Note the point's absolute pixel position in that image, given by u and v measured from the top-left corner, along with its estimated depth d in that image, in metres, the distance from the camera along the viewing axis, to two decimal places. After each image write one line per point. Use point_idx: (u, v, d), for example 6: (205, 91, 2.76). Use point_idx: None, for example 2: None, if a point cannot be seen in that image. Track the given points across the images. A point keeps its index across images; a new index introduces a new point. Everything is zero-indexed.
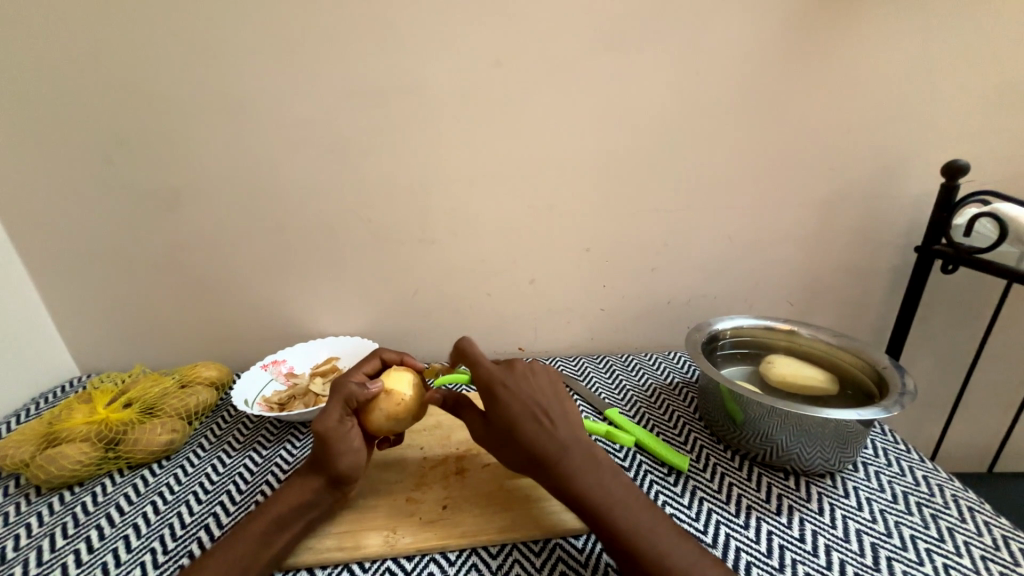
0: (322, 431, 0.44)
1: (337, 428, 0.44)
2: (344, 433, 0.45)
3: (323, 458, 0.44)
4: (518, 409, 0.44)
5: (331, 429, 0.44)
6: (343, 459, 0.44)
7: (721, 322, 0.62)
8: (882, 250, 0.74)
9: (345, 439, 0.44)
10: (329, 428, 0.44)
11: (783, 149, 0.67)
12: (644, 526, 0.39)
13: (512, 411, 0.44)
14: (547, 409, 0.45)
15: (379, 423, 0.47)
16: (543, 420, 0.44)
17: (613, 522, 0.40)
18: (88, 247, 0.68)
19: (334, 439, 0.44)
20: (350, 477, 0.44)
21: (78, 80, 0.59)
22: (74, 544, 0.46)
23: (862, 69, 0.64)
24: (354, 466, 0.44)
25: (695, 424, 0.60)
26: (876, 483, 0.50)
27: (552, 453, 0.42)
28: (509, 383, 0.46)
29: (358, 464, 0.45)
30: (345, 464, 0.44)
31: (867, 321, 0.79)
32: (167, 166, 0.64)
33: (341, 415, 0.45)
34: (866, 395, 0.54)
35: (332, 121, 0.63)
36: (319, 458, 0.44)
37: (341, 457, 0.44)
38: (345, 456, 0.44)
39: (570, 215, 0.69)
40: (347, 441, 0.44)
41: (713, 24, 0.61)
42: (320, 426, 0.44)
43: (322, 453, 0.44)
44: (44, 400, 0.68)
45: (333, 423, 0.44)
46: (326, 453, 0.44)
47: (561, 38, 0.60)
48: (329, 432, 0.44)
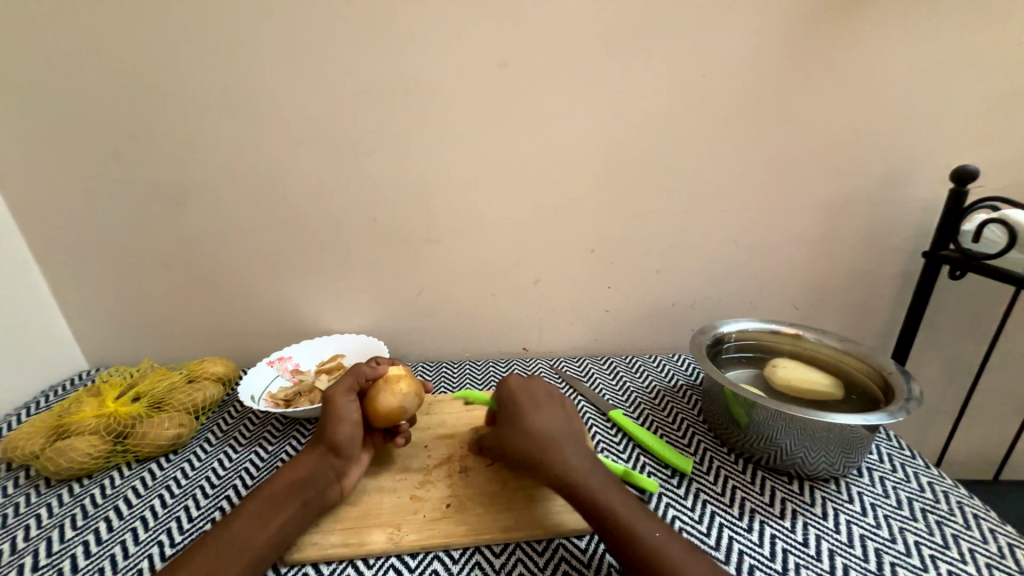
0: (331, 396, 0.48)
1: (342, 394, 0.48)
2: (346, 401, 0.48)
3: (324, 425, 0.47)
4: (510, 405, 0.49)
5: (336, 396, 0.48)
6: (340, 428, 0.47)
7: (726, 325, 0.62)
8: (889, 255, 0.74)
9: (346, 408, 0.48)
10: (336, 394, 0.48)
11: (789, 154, 0.67)
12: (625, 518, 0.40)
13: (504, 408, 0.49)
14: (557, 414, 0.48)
15: (384, 403, 0.48)
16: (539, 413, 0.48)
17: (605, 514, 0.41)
18: (98, 243, 0.68)
19: (337, 406, 0.48)
20: (342, 450, 0.46)
21: (91, 79, 0.60)
22: (83, 536, 0.46)
23: (871, 74, 0.63)
24: (349, 436, 0.47)
25: (699, 426, 0.60)
26: (880, 489, 0.50)
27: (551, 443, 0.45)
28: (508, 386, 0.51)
29: (353, 437, 0.47)
30: (341, 434, 0.46)
31: (873, 327, 0.78)
32: (175, 164, 0.64)
33: (349, 388, 0.49)
34: (871, 400, 0.53)
35: (341, 120, 0.63)
36: (321, 428, 0.48)
37: (338, 427, 0.47)
38: (344, 424, 0.47)
39: (574, 216, 0.70)
40: (347, 410, 0.48)
41: (719, 29, 0.61)
42: (330, 390, 0.48)
43: (324, 421, 0.47)
44: (53, 394, 0.68)
45: (341, 390, 0.49)
46: (329, 418, 0.47)
47: (566, 40, 0.61)
48: (334, 398, 0.48)
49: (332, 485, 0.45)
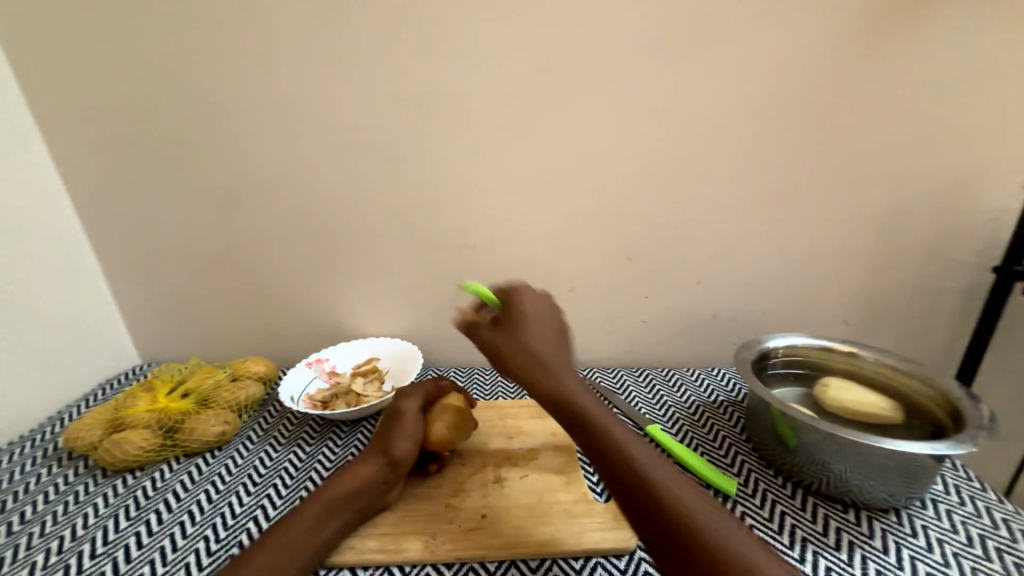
0: (404, 410, 0.51)
1: (411, 409, 0.51)
2: (414, 418, 0.51)
3: (387, 436, 0.49)
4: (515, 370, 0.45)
5: (408, 409, 0.51)
6: (403, 444, 0.48)
7: (773, 340, 0.59)
8: (952, 269, 0.69)
9: (412, 424, 0.50)
10: (409, 410, 0.51)
11: (842, 161, 0.64)
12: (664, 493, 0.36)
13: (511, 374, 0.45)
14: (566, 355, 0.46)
15: (441, 432, 0.51)
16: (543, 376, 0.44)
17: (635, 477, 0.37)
18: (154, 245, 0.72)
19: (405, 420, 0.50)
20: (401, 466, 0.47)
21: (153, 90, 0.64)
22: (135, 527, 0.49)
23: (934, 76, 0.60)
24: (409, 452, 0.48)
25: (743, 445, 0.57)
26: (947, 523, 0.46)
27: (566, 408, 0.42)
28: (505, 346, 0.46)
29: (411, 454, 0.48)
30: (403, 449, 0.48)
31: (933, 345, 0.73)
32: (225, 171, 0.67)
33: (417, 406, 0.52)
34: (937, 427, 0.49)
35: (382, 128, 0.65)
36: (384, 440, 0.48)
37: (404, 441, 0.48)
38: (407, 439, 0.49)
39: (611, 224, 0.68)
40: (413, 426, 0.50)
41: (767, 32, 0.59)
42: (400, 403, 0.52)
43: (389, 432, 0.49)
44: (109, 387, 0.72)
45: (413, 408, 0.51)
46: (395, 430, 0.49)
47: (608, 46, 0.60)
48: (406, 411, 0.51)
49: (379, 496, 0.46)
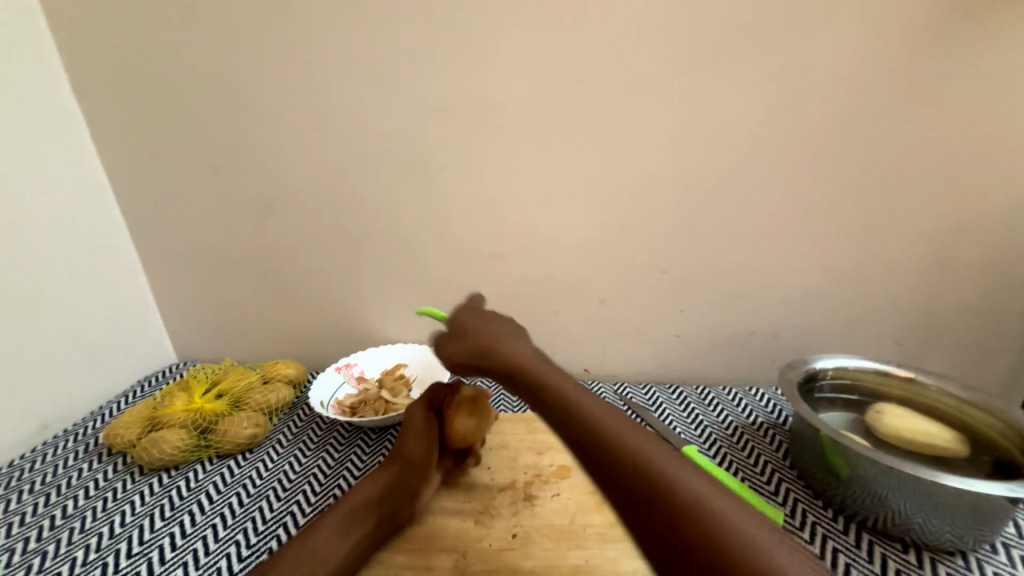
0: (410, 414, 0.52)
1: (419, 411, 0.52)
2: (425, 417, 0.52)
3: (403, 439, 0.50)
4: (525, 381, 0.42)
5: (415, 412, 0.52)
6: (416, 445, 0.49)
7: (821, 361, 0.56)
8: (1019, 290, 0.64)
9: (423, 424, 0.51)
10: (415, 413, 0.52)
11: (897, 174, 0.60)
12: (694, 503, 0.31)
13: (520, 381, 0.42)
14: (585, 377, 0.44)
15: (459, 427, 0.51)
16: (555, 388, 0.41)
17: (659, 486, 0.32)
18: (193, 249, 0.74)
19: (416, 422, 0.51)
20: (420, 468, 0.48)
21: (198, 100, 0.66)
22: (170, 528, 0.49)
23: (1005, 84, 0.56)
24: (425, 451, 0.49)
25: (787, 472, 0.54)
26: (1022, 571, 0.42)
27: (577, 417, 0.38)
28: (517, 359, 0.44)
29: (428, 452, 0.49)
30: (416, 451, 0.49)
31: (995, 370, 0.68)
32: (263, 177, 0.69)
33: (426, 407, 0.53)
34: (1010, 466, 0.45)
35: (417, 136, 0.65)
36: (399, 443, 0.50)
37: (415, 442, 0.49)
38: (420, 438, 0.50)
39: (647, 235, 0.66)
40: (424, 425, 0.51)
41: (819, 39, 0.56)
42: (409, 408, 0.53)
43: (403, 436, 0.51)
44: (148, 385, 0.74)
45: (419, 409, 0.52)
46: (407, 433, 0.51)
47: (649, 55, 0.58)
48: (414, 414, 0.52)
49: (407, 502, 0.46)
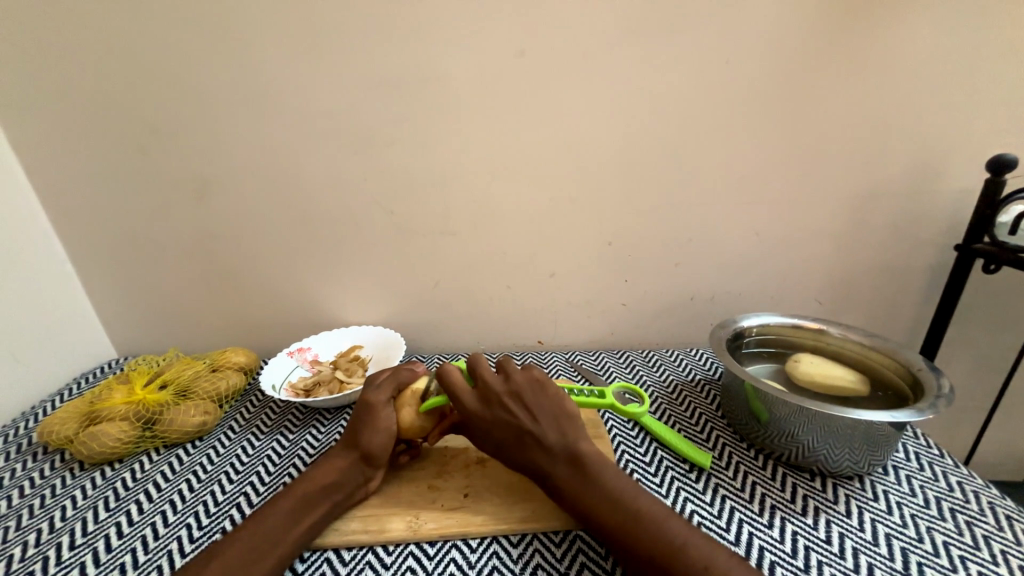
0: (370, 400, 0.48)
1: (380, 400, 0.49)
2: (386, 409, 0.48)
3: (360, 429, 0.48)
4: (492, 437, 0.44)
5: (376, 403, 0.48)
6: (377, 437, 0.47)
7: (747, 320, 0.61)
8: (919, 248, 0.71)
9: (386, 416, 0.48)
10: (377, 401, 0.48)
11: (815, 144, 0.65)
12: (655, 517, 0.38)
13: (486, 437, 0.44)
14: (559, 400, 0.45)
15: (410, 418, 0.48)
16: (523, 442, 0.43)
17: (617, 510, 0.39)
18: (126, 236, 0.70)
19: (378, 413, 0.48)
20: (375, 459, 0.46)
21: (117, 77, 0.62)
22: (115, 517, 0.48)
23: (905, 59, 0.61)
24: (383, 447, 0.47)
25: (718, 422, 0.59)
26: (907, 488, 0.48)
27: (544, 466, 0.42)
28: (477, 415, 0.44)
29: (387, 447, 0.47)
30: (377, 442, 0.47)
31: (900, 322, 0.76)
32: (199, 158, 0.66)
33: (388, 397, 0.49)
34: (899, 396, 0.52)
35: (360, 114, 0.64)
36: (357, 433, 0.47)
37: (376, 433, 0.47)
38: (380, 432, 0.47)
39: (591, 209, 0.69)
40: (384, 419, 0.48)
41: (744, 16, 0.59)
42: (370, 395, 0.49)
43: (362, 426, 0.48)
44: (85, 380, 0.71)
45: (379, 398, 0.49)
46: (366, 424, 0.47)
47: (587, 30, 0.60)
48: (375, 405, 0.48)
49: (360, 487, 0.46)
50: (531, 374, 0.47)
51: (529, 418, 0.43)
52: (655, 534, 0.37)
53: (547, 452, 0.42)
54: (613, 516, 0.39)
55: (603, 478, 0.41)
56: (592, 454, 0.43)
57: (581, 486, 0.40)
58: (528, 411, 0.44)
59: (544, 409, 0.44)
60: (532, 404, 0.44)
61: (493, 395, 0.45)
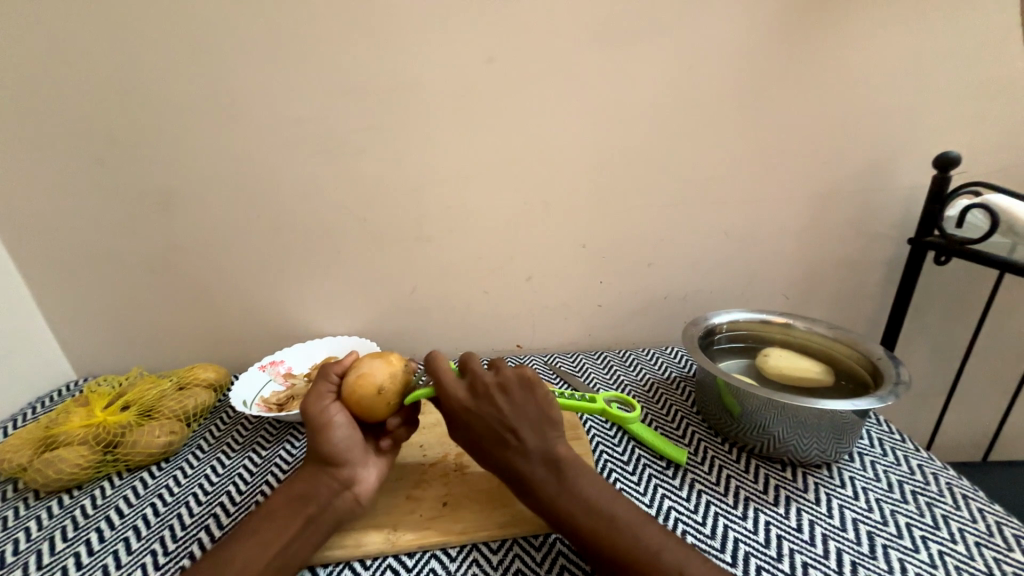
0: (306, 407, 0.46)
1: (320, 400, 0.46)
2: (330, 408, 0.46)
3: (312, 437, 0.45)
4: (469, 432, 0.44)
5: (311, 403, 0.46)
6: (330, 439, 0.45)
7: (717, 316, 0.63)
8: (876, 243, 0.74)
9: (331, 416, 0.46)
10: (314, 404, 0.46)
11: (776, 144, 0.68)
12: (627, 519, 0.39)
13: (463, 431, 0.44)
14: (549, 402, 0.44)
15: (363, 400, 0.46)
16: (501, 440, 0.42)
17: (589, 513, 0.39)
18: (82, 250, 0.67)
19: (323, 416, 0.46)
20: (338, 460, 0.45)
21: (69, 85, 0.59)
22: (74, 548, 0.46)
23: (855, 62, 0.64)
24: (343, 444, 0.45)
25: (693, 418, 0.60)
26: (872, 473, 0.50)
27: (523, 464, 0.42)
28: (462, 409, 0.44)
29: (347, 445, 0.45)
30: (330, 445, 0.45)
31: (862, 314, 0.79)
32: (159, 169, 0.64)
33: (327, 391, 0.47)
34: (861, 384, 0.54)
35: (328, 120, 0.63)
36: (315, 441, 0.45)
37: (328, 436, 0.45)
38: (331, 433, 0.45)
39: (564, 211, 0.70)
40: (331, 417, 0.46)
41: (704, 22, 0.61)
42: (304, 402, 0.46)
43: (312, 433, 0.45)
44: (41, 404, 0.68)
45: (317, 398, 0.46)
46: (314, 431, 0.45)
47: (554, 36, 0.61)
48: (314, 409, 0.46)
49: (340, 494, 0.44)
50: (522, 372, 0.45)
51: (512, 415, 0.43)
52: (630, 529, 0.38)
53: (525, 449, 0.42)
54: (592, 514, 0.39)
55: (576, 481, 0.41)
56: (569, 458, 0.43)
57: (553, 489, 0.41)
58: (512, 407, 0.43)
59: (529, 408, 0.43)
60: (518, 400, 0.43)
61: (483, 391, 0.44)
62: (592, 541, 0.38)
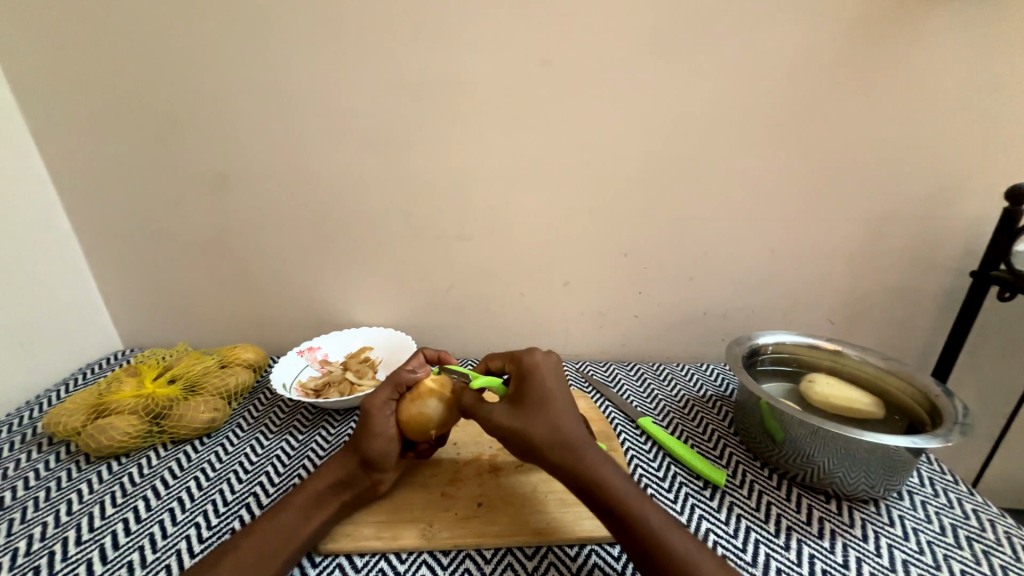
0: (367, 404, 0.47)
1: (382, 403, 0.48)
2: (384, 413, 0.47)
3: (360, 434, 0.47)
4: (518, 417, 0.44)
5: (374, 404, 0.47)
6: (374, 442, 0.46)
7: (763, 337, 0.61)
8: (932, 274, 0.71)
9: (383, 422, 0.47)
10: (374, 405, 0.47)
11: (834, 164, 0.66)
12: (658, 526, 0.39)
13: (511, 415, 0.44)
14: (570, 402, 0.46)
15: (413, 428, 0.48)
16: (542, 419, 0.44)
17: (632, 522, 0.39)
18: (138, 226, 0.70)
19: (376, 417, 0.47)
20: (378, 463, 0.46)
21: (142, 67, 0.61)
22: (123, 514, 0.48)
23: (928, 83, 0.61)
24: (383, 450, 0.46)
25: (731, 438, 0.59)
26: (922, 514, 0.48)
27: (569, 455, 0.42)
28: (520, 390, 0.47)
29: (386, 453, 0.46)
30: (374, 447, 0.46)
31: (910, 345, 0.76)
32: (217, 153, 0.65)
33: (388, 398, 0.48)
34: (916, 421, 0.52)
35: (383, 114, 0.64)
36: (358, 438, 0.47)
37: (375, 439, 0.46)
38: (378, 438, 0.46)
39: (608, 219, 0.69)
40: (383, 421, 0.47)
41: (771, 34, 0.60)
42: (367, 399, 0.48)
43: (362, 430, 0.47)
44: (91, 371, 0.71)
45: (377, 400, 0.48)
46: (365, 429, 0.47)
47: (614, 41, 0.60)
48: (374, 407, 0.47)
49: (362, 485, 0.46)
50: (559, 367, 0.50)
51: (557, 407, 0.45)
52: (665, 547, 0.38)
53: (573, 433, 0.43)
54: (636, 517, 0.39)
55: (610, 484, 0.41)
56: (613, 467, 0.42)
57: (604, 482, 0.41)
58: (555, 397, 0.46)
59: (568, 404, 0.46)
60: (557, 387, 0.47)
61: (542, 388, 0.46)
62: (651, 546, 0.38)
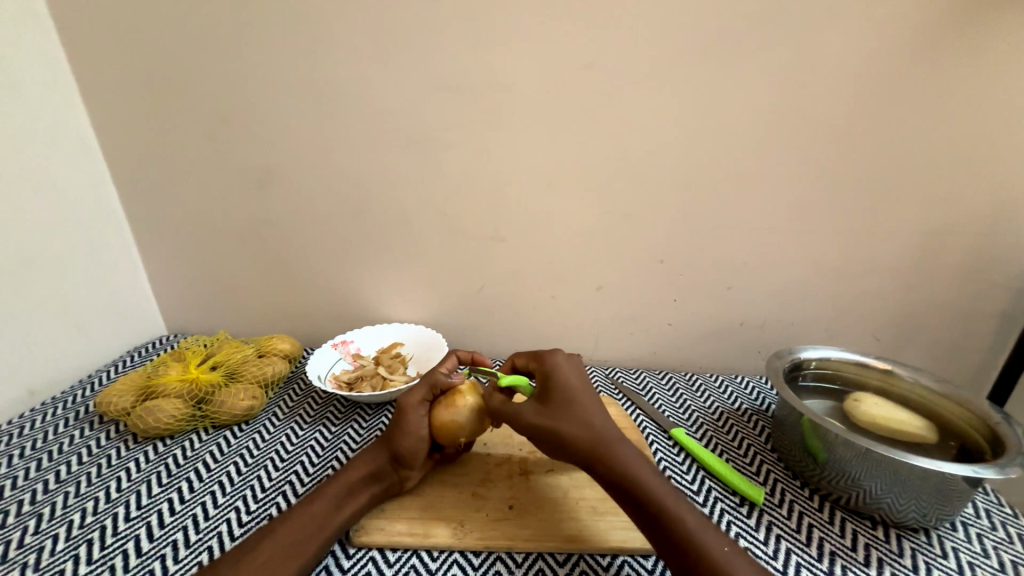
0: (404, 403, 0.49)
1: (417, 402, 0.49)
2: (416, 412, 0.48)
3: (392, 431, 0.48)
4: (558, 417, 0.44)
5: (411, 403, 0.48)
6: (404, 439, 0.47)
7: (806, 352, 0.59)
8: (991, 292, 0.67)
9: (415, 420, 0.48)
10: (410, 404, 0.49)
11: (887, 174, 0.63)
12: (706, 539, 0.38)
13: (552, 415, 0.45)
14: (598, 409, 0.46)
15: (445, 434, 0.48)
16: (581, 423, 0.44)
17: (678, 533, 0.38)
18: (186, 217, 0.73)
19: (409, 415, 0.48)
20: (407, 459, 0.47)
21: (197, 65, 0.64)
22: (168, 494, 0.49)
23: (996, 90, 0.58)
24: (412, 447, 0.47)
25: (768, 455, 0.57)
26: (978, 547, 0.46)
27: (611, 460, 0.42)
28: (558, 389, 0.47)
29: (416, 451, 0.47)
30: (403, 444, 0.47)
31: (963, 366, 0.72)
32: (263, 148, 0.67)
33: (423, 398, 0.49)
34: (972, 448, 0.49)
35: (424, 112, 0.64)
36: (389, 433, 0.48)
37: (406, 436, 0.47)
38: (409, 435, 0.47)
39: (645, 224, 0.68)
40: (416, 420, 0.48)
41: (825, 37, 0.57)
42: (403, 399, 0.49)
43: (394, 427, 0.48)
44: (139, 354, 0.74)
45: (413, 400, 0.49)
46: (397, 426, 0.48)
47: (660, 43, 0.59)
48: (409, 406, 0.49)
49: (390, 481, 0.46)
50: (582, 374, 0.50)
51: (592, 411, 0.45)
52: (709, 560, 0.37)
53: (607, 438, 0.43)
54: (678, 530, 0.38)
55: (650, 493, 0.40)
56: (652, 478, 0.41)
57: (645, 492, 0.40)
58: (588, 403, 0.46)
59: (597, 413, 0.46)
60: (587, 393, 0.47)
61: (575, 392, 0.47)
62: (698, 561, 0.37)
